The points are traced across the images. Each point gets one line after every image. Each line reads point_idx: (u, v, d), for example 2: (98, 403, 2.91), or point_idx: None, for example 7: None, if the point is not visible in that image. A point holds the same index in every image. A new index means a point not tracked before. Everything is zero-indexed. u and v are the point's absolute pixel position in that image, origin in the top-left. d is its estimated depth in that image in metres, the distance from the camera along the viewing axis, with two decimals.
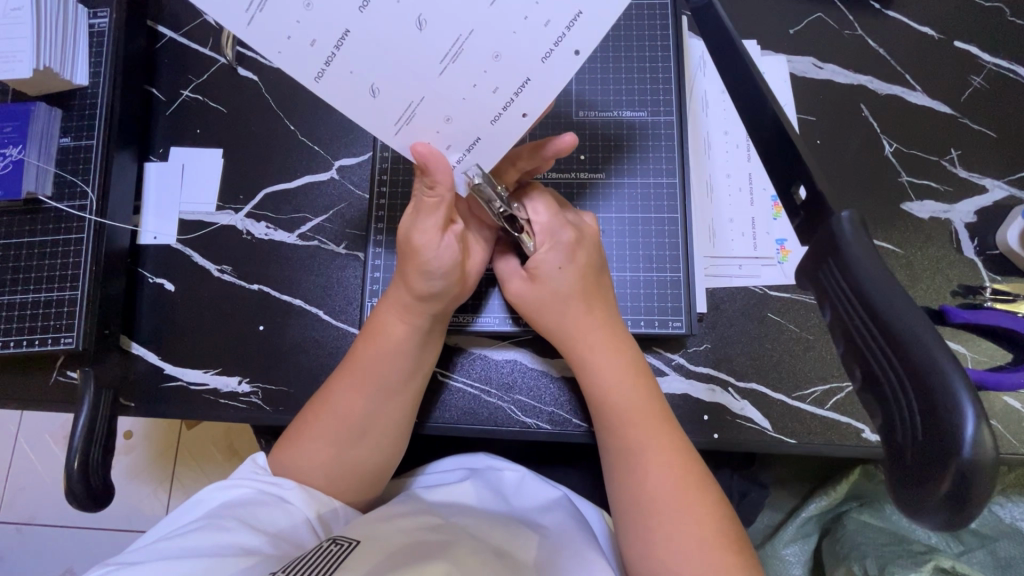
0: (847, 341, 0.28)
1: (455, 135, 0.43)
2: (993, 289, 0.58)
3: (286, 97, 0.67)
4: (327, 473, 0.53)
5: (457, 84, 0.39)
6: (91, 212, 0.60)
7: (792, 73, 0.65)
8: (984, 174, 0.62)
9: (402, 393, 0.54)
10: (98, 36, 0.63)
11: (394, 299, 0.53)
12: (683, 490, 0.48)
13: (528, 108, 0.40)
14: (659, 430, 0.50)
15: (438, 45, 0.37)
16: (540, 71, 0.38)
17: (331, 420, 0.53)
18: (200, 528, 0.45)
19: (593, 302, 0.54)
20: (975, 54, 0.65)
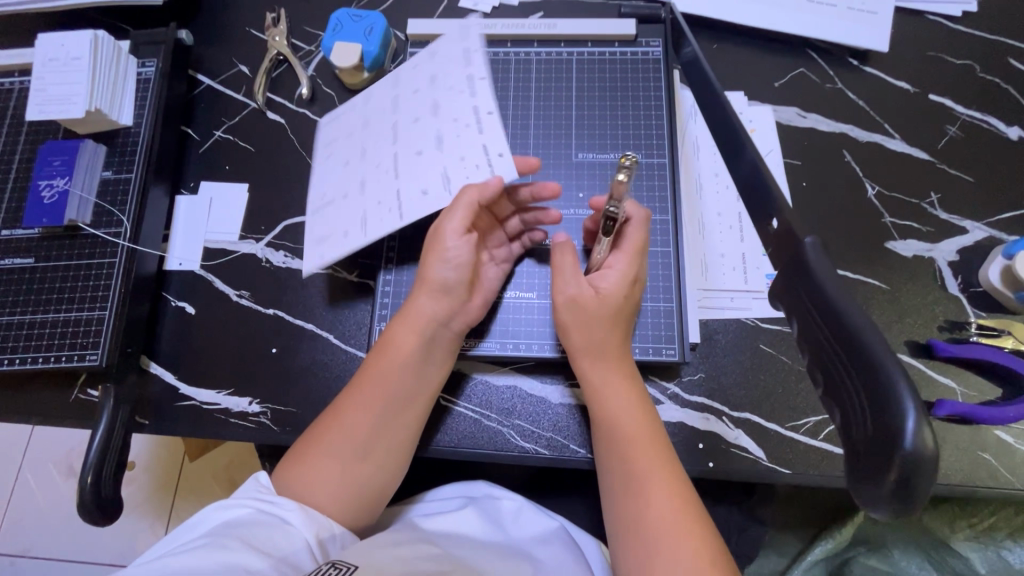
0: (815, 354, 0.31)
1: (469, 156, 0.59)
2: (979, 324, 0.60)
3: (310, 138, 0.74)
4: (334, 490, 0.54)
5: (455, 146, 0.60)
6: (125, 238, 0.65)
7: (778, 121, 0.70)
8: (965, 216, 0.65)
9: (410, 410, 0.57)
10: (145, 83, 0.70)
11: (410, 318, 0.57)
12: (677, 523, 0.49)
13: (489, 109, 0.60)
14: (658, 458, 0.52)
15: (429, 140, 0.62)
16: (479, 94, 0.61)
17: (342, 437, 0.55)
18: (203, 547, 0.45)
19: (619, 325, 0.56)
20: (950, 106, 0.70)
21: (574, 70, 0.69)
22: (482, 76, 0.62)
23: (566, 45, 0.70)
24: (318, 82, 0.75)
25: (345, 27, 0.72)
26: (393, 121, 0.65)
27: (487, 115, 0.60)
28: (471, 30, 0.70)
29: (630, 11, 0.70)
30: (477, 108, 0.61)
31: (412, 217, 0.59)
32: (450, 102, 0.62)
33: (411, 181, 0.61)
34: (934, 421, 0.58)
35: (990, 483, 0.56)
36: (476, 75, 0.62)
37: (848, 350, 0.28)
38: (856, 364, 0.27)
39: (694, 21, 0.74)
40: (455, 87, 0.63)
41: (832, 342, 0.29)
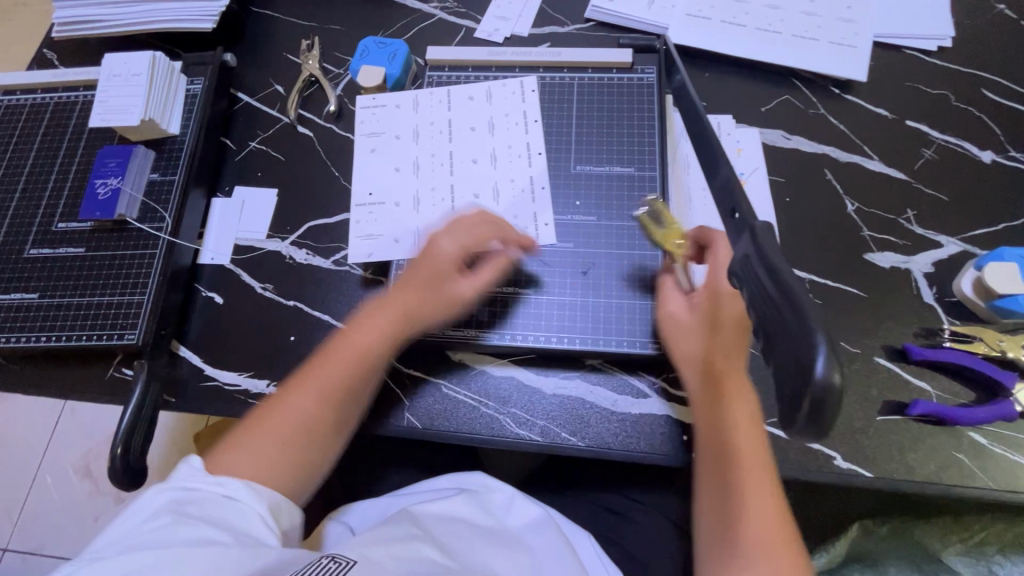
0: (759, 317, 0.35)
1: (518, 217, 0.69)
2: (952, 330, 0.64)
3: (336, 150, 0.81)
4: (269, 468, 0.55)
5: (507, 203, 0.70)
6: (167, 232, 0.72)
7: (764, 142, 0.76)
8: (940, 232, 0.69)
9: (363, 396, 0.61)
10: (192, 98, 0.79)
11: (384, 308, 0.63)
12: (775, 536, 0.48)
13: (544, 183, 0.71)
14: (759, 479, 0.50)
15: (484, 188, 0.71)
16: (537, 165, 0.72)
17: (291, 415, 0.58)
18: (163, 527, 0.44)
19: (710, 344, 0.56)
20: (926, 131, 0.75)
21: (575, 93, 0.76)
22: (540, 149, 0.73)
23: (569, 71, 0.77)
24: (345, 101, 0.84)
25: (371, 52, 0.81)
26: (449, 150, 0.74)
27: (541, 188, 0.70)
28: (483, 56, 0.78)
29: (627, 42, 0.78)
30: (532, 179, 0.71)
31: None
32: (508, 160, 0.72)
33: (462, 217, 0.70)
34: (909, 421, 0.61)
35: (966, 482, 0.59)
36: (538, 148, 0.73)
37: (788, 311, 0.32)
38: (787, 322, 0.32)
39: (688, 52, 0.81)
40: (515, 150, 0.73)
41: (774, 304, 0.34)
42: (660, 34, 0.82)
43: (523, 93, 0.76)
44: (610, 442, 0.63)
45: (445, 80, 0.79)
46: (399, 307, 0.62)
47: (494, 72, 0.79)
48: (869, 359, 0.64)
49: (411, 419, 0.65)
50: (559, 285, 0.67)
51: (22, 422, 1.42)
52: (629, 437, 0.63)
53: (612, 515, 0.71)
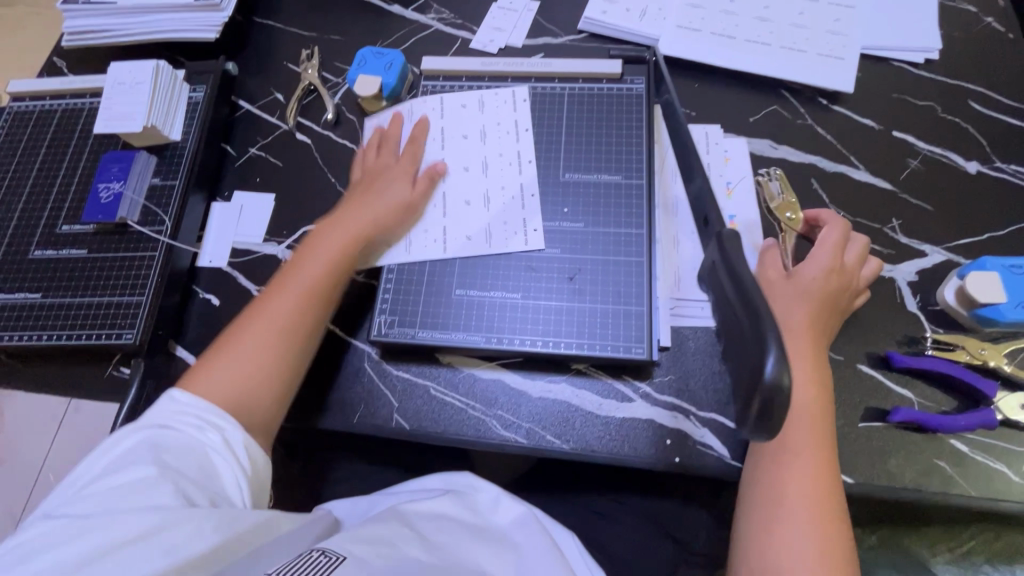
0: (730, 326, 0.39)
1: (508, 222, 0.71)
2: (935, 338, 0.64)
3: (333, 156, 0.83)
4: (245, 373, 0.60)
5: (498, 210, 0.72)
6: (166, 235, 0.74)
7: (752, 151, 0.77)
8: (925, 241, 0.70)
9: (330, 300, 0.66)
10: (194, 105, 0.82)
11: (340, 224, 0.69)
12: (817, 492, 0.53)
13: (533, 191, 0.73)
14: (818, 441, 0.56)
15: (476, 195, 0.73)
16: (527, 173, 0.74)
17: (257, 324, 0.63)
18: (131, 477, 0.48)
19: (823, 315, 0.62)
20: (912, 142, 0.76)
21: (566, 103, 0.78)
22: (531, 158, 0.75)
23: (560, 81, 0.79)
24: (343, 109, 0.86)
25: (368, 62, 0.83)
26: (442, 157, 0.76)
27: (531, 196, 0.73)
28: (477, 67, 0.81)
29: (618, 53, 0.80)
30: (522, 187, 0.73)
31: (454, 252, 0.71)
32: (499, 167, 0.75)
33: (453, 222, 0.72)
34: (891, 428, 0.61)
35: (948, 490, 0.59)
36: (528, 157, 0.75)
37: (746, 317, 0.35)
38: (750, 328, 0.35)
39: (678, 64, 0.83)
40: (506, 158, 0.75)
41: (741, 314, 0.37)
42: (651, 45, 0.84)
43: (515, 103, 0.78)
44: (594, 445, 0.64)
45: (440, 90, 0.81)
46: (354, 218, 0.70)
47: (487, 81, 0.81)
48: (853, 366, 0.64)
49: (399, 420, 0.66)
50: (546, 289, 0.68)
51: (9, 417, 1.40)
52: (612, 441, 0.64)
53: (597, 519, 0.72)
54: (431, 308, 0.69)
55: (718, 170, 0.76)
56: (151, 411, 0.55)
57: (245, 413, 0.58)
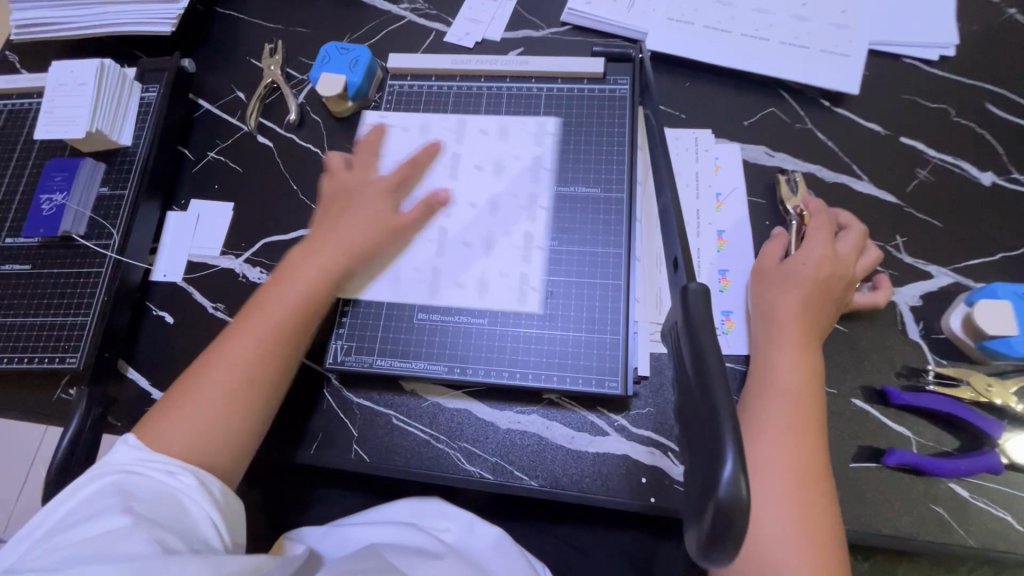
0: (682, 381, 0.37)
1: (505, 280, 0.64)
2: (937, 371, 0.59)
3: (295, 161, 0.78)
4: (207, 422, 0.53)
5: (497, 259, 0.65)
6: (114, 250, 0.70)
7: (745, 159, 0.71)
8: (931, 261, 0.64)
9: (304, 337, 0.60)
10: (147, 107, 0.76)
11: (318, 246, 0.63)
12: (800, 484, 0.49)
13: (541, 242, 0.65)
14: (803, 430, 0.52)
15: (479, 240, 0.66)
16: (538, 222, 0.66)
17: (240, 343, 0.57)
18: (95, 528, 0.44)
19: (814, 304, 0.58)
20: (921, 149, 0.69)
21: (543, 107, 0.72)
22: (527, 190, 0.68)
23: (538, 81, 0.73)
24: (307, 109, 0.80)
25: (332, 59, 0.77)
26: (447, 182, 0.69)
27: (537, 247, 0.65)
28: (448, 65, 0.75)
29: (601, 50, 0.73)
30: (529, 233, 0.66)
31: (442, 301, 0.64)
32: (510, 209, 0.67)
33: (445, 260, 0.66)
34: (885, 470, 0.56)
35: (945, 539, 0.54)
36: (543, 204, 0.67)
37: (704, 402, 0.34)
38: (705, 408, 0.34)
39: (668, 60, 0.76)
40: (517, 196, 0.67)
41: (696, 384, 0.35)
42: (639, 39, 0.77)
43: (541, 136, 0.70)
44: (565, 481, 0.60)
45: (408, 90, 0.76)
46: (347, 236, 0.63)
47: (459, 81, 0.75)
48: (846, 400, 0.59)
49: (358, 451, 0.62)
50: (515, 315, 0.63)
51: None
52: (584, 477, 0.59)
53: (570, 552, 0.68)
54: (393, 335, 0.64)
55: (708, 180, 0.69)
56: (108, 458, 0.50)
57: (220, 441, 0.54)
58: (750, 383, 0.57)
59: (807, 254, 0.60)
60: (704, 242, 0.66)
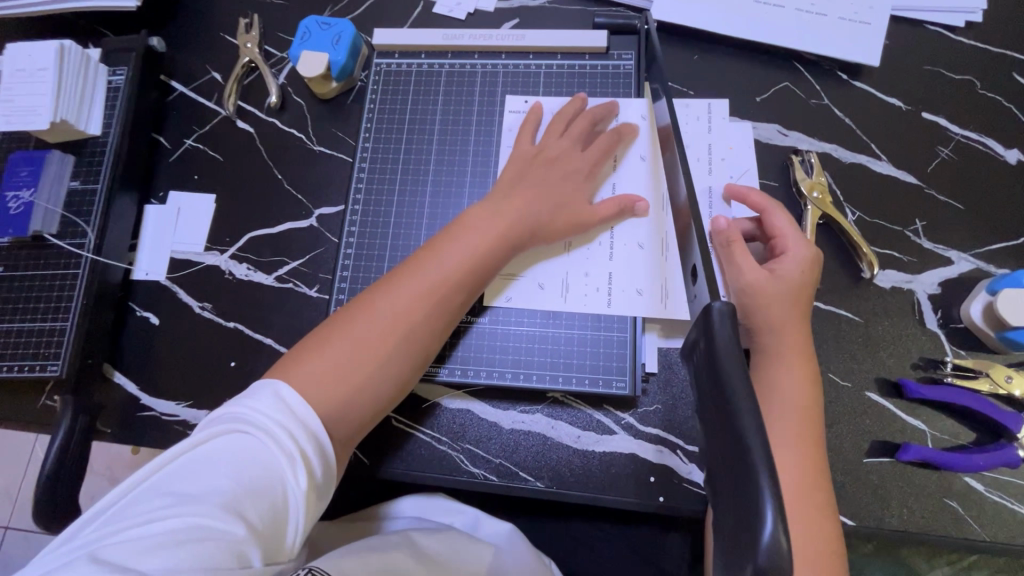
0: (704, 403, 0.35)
1: (593, 298, 0.60)
2: (955, 363, 0.57)
3: (278, 148, 0.73)
4: (338, 376, 0.50)
5: (586, 283, 0.60)
6: (89, 250, 0.66)
7: (757, 138, 0.66)
8: (951, 246, 0.61)
9: (451, 317, 0.55)
10: (115, 91, 0.71)
11: (499, 217, 0.57)
12: (804, 496, 0.47)
13: (641, 289, 0.59)
14: (801, 443, 0.49)
15: (578, 255, 0.61)
16: (641, 269, 0.60)
17: (405, 284, 0.53)
18: (199, 502, 0.41)
19: (798, 312, 0.54)
20: (944, 125, 0.65)
21: (540, 91, 0.68)
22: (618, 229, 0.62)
23: (535, 58, 0.70)
24: (289, 90, 0.74)
25: (312, 35, 0.71)
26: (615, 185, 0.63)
27: (635, 293, 0.59)
28: (438, 41, 0.70)
29: (603, 21, 0.68)
30: (618, 277, 0.60)
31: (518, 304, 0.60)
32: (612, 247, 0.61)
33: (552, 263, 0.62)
34: (900, 465, 0.55)
35: (958, 534, 0.53)
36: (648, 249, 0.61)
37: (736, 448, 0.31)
38: (732, 441, 0.31)
39: (674, 31, 0.71)
40: (627, 236, 0.61)
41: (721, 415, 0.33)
42: (644, 8, 0.71)
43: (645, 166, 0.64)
44: (570, 481, 0.58)
45: (397, 70, 0.71)
46: (516, 216, 0.57)
47: (450, 59, 0.71)
48: (861, 394, 0.57)
49: (359, 454, 0.61)
50: (518, 314, 0.61)
51: None
52: (590, 477, 0.58)
53: (576, 546, 0.67)
54: None
55: (720, 154, 0.65)
56: (245, 397, 0.47)
57: (341, 394, 0.49)
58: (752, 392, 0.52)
59: (787, 260, 0.55)
60: (710, 218, 0.61)
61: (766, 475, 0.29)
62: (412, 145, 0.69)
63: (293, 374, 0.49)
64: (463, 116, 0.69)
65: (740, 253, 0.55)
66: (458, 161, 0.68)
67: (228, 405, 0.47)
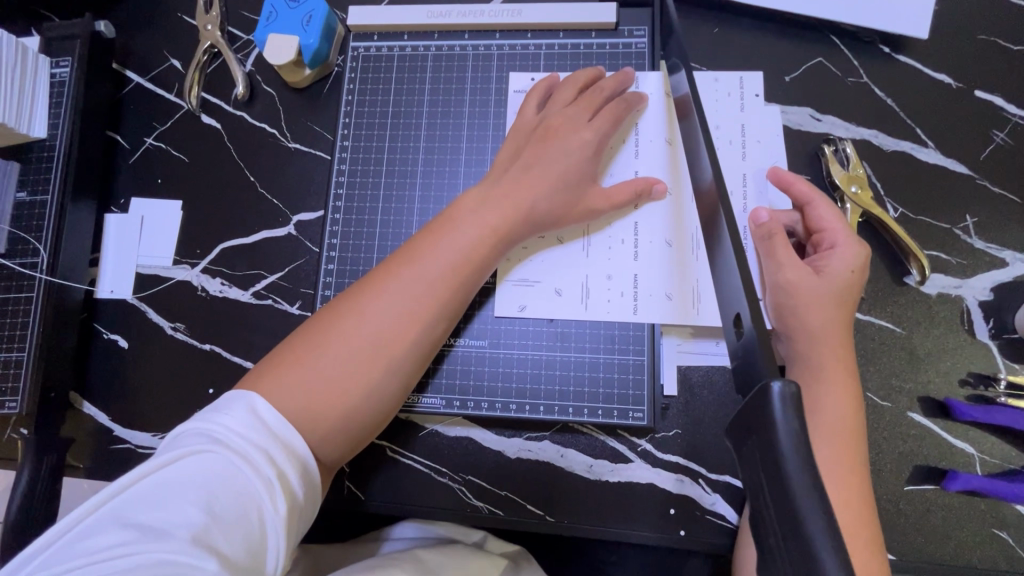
0: (752, 492, 0.30)
1: (613, 305, 0.54)
2: (1009, 381, 0.51)
3: (248, 146, 0.65)
4: (319, 394, 0.44)
5: (605, 289, 0.54)
6: (43, 270, 0.59)
7: (787, 125, 0.59)
8: (1005, 246, 0.55)
9: (445, 319, 0.49)
10: (59, 86, 0.63)
11: (491, 204, 0.50)
12: (856, 540, 0.42)
13: (670, 291, 0.53)
14: (848, 480, 0.43)
15: (596, 254, 0.55)
16: (667, 269, 0.54)
17: (391, 285, 0.47)
18: (161, 534, 0.35)
19: (844, 314, 0.47)
20: (1000, 105, 0.57)
21: (543, 70, 0.60)
22: (639, 223, 0.55)
23: (534, 37, 0.61)
24: (257, 79, 0.66)
25: (280, 14, 0.62)
26: (636, 171, 0.56)
27: (663, 298, 0.53)
28: (423, 19, 0.62)
29: None
30: (639, 279, 0.54)
31: (532, 312, 0.55)
32: (631, 245, 0.55)
33: (559, 258, 0.55)
34: (945, 495, 0.50)
35: (1007, 567, 0.49)
36: (672, 244, 0.54)
37: (803, 558, 0.25)
38: (792, 545, 0.26)
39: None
40: (648, 232, 0.55)
41: (779, 508, 0.27)
42: None
43: (660, 151, 0.56)
44: (583, 516, 0.53)
45: (376, 54, 0.63)
46: (515, 204, 0.50)
47: (437, 39, 0.63)
48: (902, 414, 0.52)
49: (351, 487, 0.56)
50: (521, 336, 0.55)
51: None
52: (605, 511, 0.53)
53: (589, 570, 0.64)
54: None
55: (754, 133, 0.57)
56: (213, 413, 0.42)
57: (323, 415, 0.44)
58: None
59: (832, 258, 0.48)
60: (743, 214, 0.55)
61: None
62: (396, 141, 0.61)
63: (271, 394, 0.43)
64: (453, 107, 0.61)
65: (783, 247, 0.48)
66: (449, 157, 0.60)
67: (191, 424, 0.41)
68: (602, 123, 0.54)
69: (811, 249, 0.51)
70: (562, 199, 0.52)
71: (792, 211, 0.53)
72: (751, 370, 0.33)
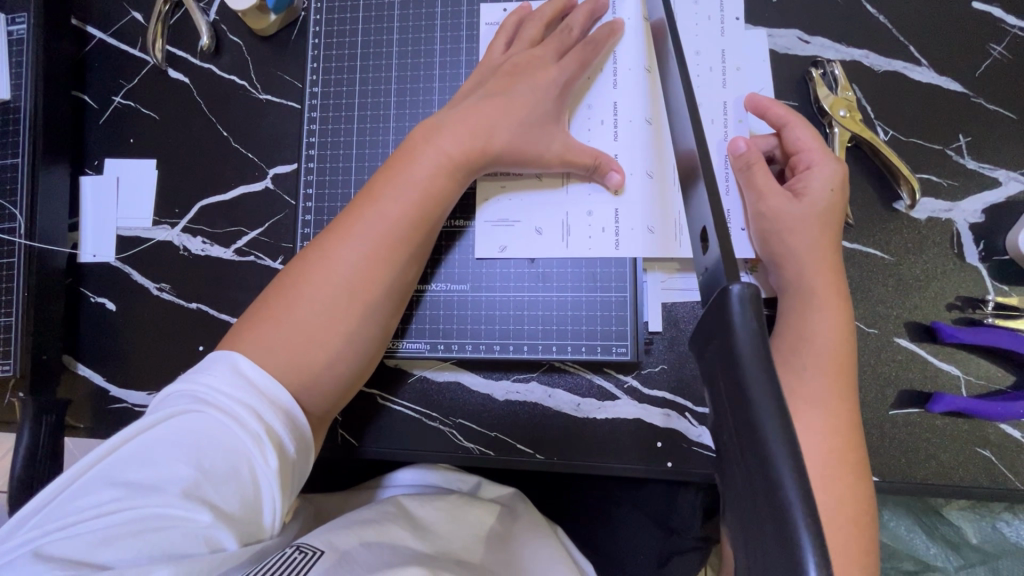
0: (717, 408, 0.30)
1: (593, 243, 0.53)
2: (997, 302, 0.51)
3: (218, 100, 0.63)
4: (299, 344, 0.44)
5: (586, 227, 0.53)
6: (22, 236, 0.59)
7: (774, 49, 0.56)
8: (998, 165, 0.53)
9: (417, 258, 0.48)
10: (18, 44, 0.60)
11: (455, 136, 0.49)
12: (836, 458, 0.42)
13: (651, 224, 0.52)
14: (834, 402, 0.43)
15: (576, 191, 0.54)
16: (647, 202, 0.53)
17: (363, 233, 0.46)
18: (153, 490, 0.37)
19: (829, 240, 0.46)
20: (999, 16, 0.55)
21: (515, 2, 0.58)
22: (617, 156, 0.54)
23: None
24: (222, 29, 0.63)
25: None
26: (614, 103, 0.54)
27: (644, 232, 0.52)
28: None
29: None
30: (619, 214, 0.53)
31: (514, 254, 0.54)
32: None
33: (538, 198, 0.54)
34: (931, 417, 0.51)
35: (987, 484, 0.50)
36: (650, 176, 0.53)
37: (760, 459, 0.26)
38: (751, 451, 0.26)
39: None
40: (626, 164, 0.53)
41: (740, 416, 0.27)
42: None
43: (636, 79, 0.54)
44: (573, 452, 0.54)
45: None
46: (485, 143, 0.49)
47: None
48: (889, 340, 0.52)
49: (345, 436, 0.57)
50: (502, 278, 0.55)
51: None
52: (593, 447, 0.54)
53: (584, 507, 0.65)
54: None
55: (735, 60, 0.55)
56: (199, 372, 0.42)
57: (305, 364, 0.44)
58: (778, 340, 0.46)
59: (813, 182, 0.47)
60: (722, 143, 0.53)
61: (797, 495, 0.24)
62: (367, 85, 0.59)
63: (250, 347, 0.43)
64: (423, 46, 0.59)
65: (762, 174, 0.48)
66: (421, 100, 0.58)
67: (178, 383, 0.41)
68: (572, 58, 0.52)
69: (789, 173, 0.50)
70: (534, 136, 0.50)
71: (771, 137, 0.52)
72: (715, 288, 0.33)
